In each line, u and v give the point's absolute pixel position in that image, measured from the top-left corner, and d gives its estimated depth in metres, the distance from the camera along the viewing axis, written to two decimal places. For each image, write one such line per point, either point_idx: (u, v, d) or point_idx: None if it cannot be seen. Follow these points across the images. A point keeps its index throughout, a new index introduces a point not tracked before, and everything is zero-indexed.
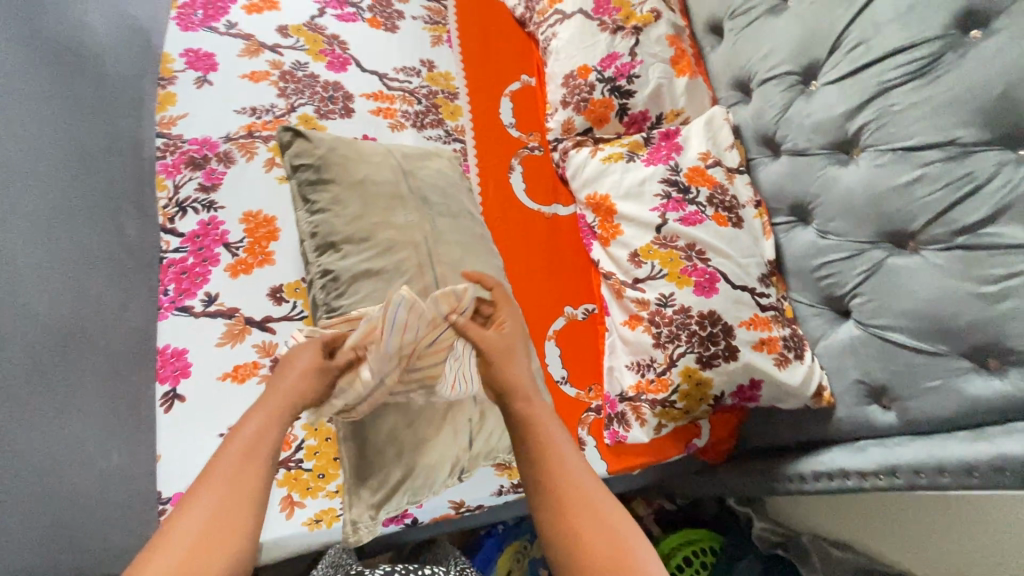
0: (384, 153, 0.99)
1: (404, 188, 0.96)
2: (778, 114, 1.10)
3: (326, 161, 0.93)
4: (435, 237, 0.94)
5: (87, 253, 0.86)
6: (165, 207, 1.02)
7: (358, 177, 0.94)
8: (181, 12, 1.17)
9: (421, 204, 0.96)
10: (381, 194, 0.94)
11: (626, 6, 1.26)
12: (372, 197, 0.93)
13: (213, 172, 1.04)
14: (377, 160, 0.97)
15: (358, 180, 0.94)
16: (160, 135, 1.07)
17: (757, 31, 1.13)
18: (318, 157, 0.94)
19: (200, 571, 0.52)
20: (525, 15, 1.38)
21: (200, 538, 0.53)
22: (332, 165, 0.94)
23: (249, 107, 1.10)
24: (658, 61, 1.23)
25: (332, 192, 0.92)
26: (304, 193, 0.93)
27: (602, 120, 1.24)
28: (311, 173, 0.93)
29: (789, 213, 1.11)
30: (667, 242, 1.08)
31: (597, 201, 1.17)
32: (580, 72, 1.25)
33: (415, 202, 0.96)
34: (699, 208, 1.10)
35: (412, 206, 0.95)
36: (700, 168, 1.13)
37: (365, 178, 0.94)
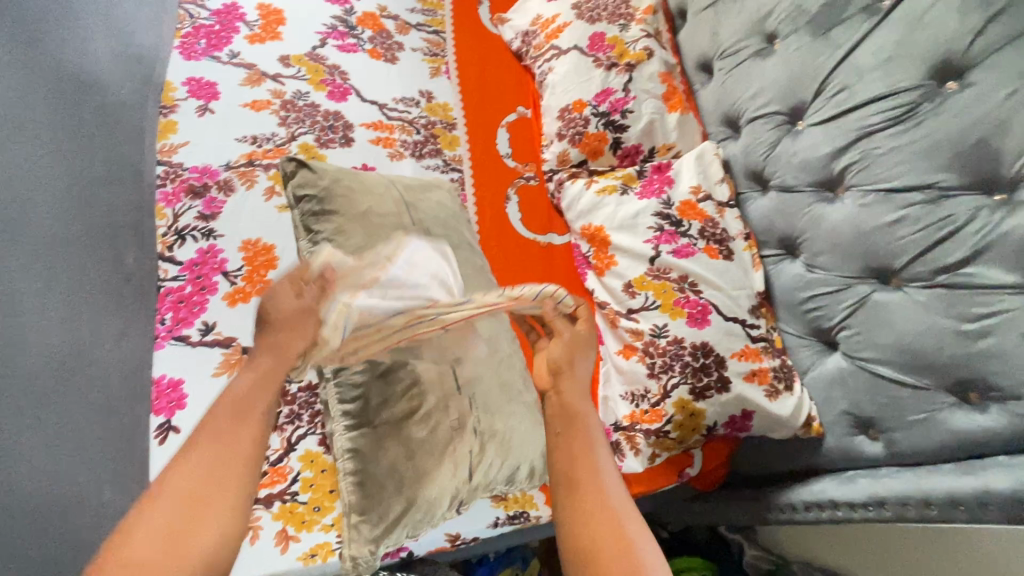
0: (388, 187, 0.97)
1: (407, 220, 0.95)
2: (766, 151, 1.14)
3: (330, 192, 0.91)
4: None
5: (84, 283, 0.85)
6: (163, 235, 1.00)
7: (362, 209, 0.91)
8: (184, 41, 1.18)
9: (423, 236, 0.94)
10: (385, 225, 0.91)
11: (619, 44, 1.31)
12: (376, 228, 0.90)
13: (213, 201, 1.03)
14: (379, 191, 0.95)
15: (361, 211, 0.91)
16: (159, 163, 1.06)
17: (746, 72, 1.18)
18: (323, 188, 0.91)
19: (200, 518, 0.61)
20: (521, 48, 1.42)
21: (198, 492, 0.62)
22: (336, 191, 0.92)
23: (249, 136, 1.11)
24: (650, 97, 1.27)
25: (333, 224, 0.89)
26: (306, 224, 0.89)
27: (596, 153, 1.27)
28: (315, 205, 0.90)
29: (777, 246, 1.15)
30: (661, 274, 1.10)
31: (592, 232, 1.19)
32: (575, 106, 1.28)
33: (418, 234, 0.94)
34: (691, 240, 1.13)
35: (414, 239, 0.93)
36: (691, 202, 1.17)
37: (368, 210, 0.92)
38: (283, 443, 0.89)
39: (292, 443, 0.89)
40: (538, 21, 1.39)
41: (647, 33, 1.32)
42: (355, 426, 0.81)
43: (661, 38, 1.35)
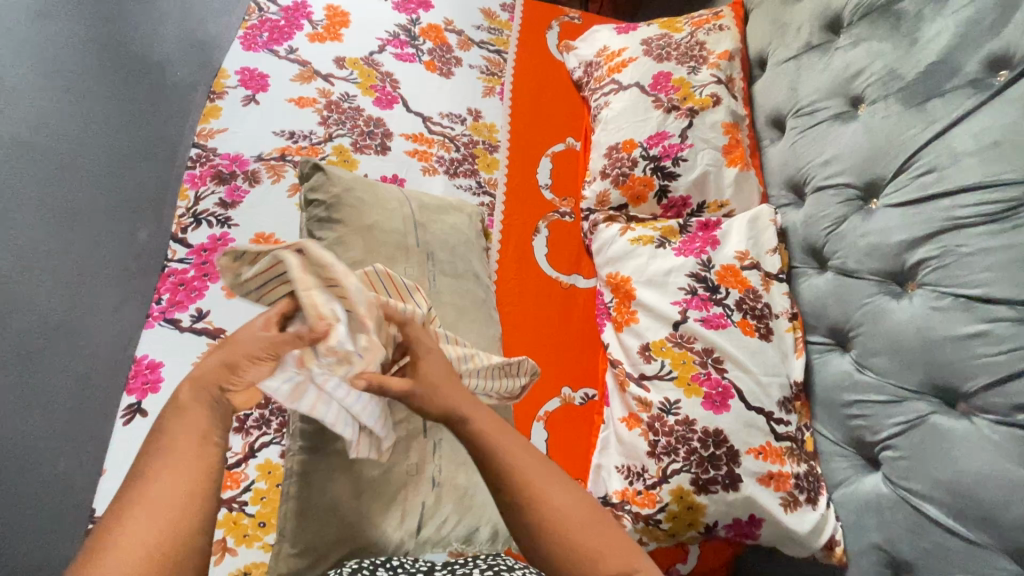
0: (400, 204, 0.94)
1: (412, 241, 0.91)
2: (830, 227, 1.01)
3: (339, 201, 0.89)
4: (432, 296, 0.88)
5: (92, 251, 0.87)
6: (180, 215, 0.97)
7: (367, 222, 0.89)
8: (247, 32, 1.18)
9: (425, 260, 0.91)
10: (388, 242, 0.88)
11: (685, 87, 1.22)
12: (377, 244, 0.87)
13: (237, 190, 1.01)
14: (391, 207, 0.92)
15: (367, 225, 0.89)
16: (195, 145, 1.03)
17: (821, 135, 1.05)
18: (334, 195, 0.90)
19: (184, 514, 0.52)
20: (582, 78, 1.37)
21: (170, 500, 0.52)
22: (346, 193, 0.90)
23: (287, 131, 1.10)
24: (709, 148, 1.17)
25: (337, 233, 0.87)
26: (310, 229, 0.89)
27: (639, 198, 1.18)
28: (322, 211, 0.89)
29: (826, 334, 1.02)
30: (683, 342, 0.99)
31: (617, 281, 1.10)
32: (625, 145, 1.21)
33: (419, 257, 0.90)
34: (725, 310, 1.01)
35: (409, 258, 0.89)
36: (734, 268, 1.06)
37: (373, 224, 0.89)
38: (244, 447, 0.86)
39: (253, 449, 0.86)
40: (604, 53, 1.34)
41: (718, 80, 1.22)
42: (308, 448, 0.75)
43: (733, 86, 1.24)
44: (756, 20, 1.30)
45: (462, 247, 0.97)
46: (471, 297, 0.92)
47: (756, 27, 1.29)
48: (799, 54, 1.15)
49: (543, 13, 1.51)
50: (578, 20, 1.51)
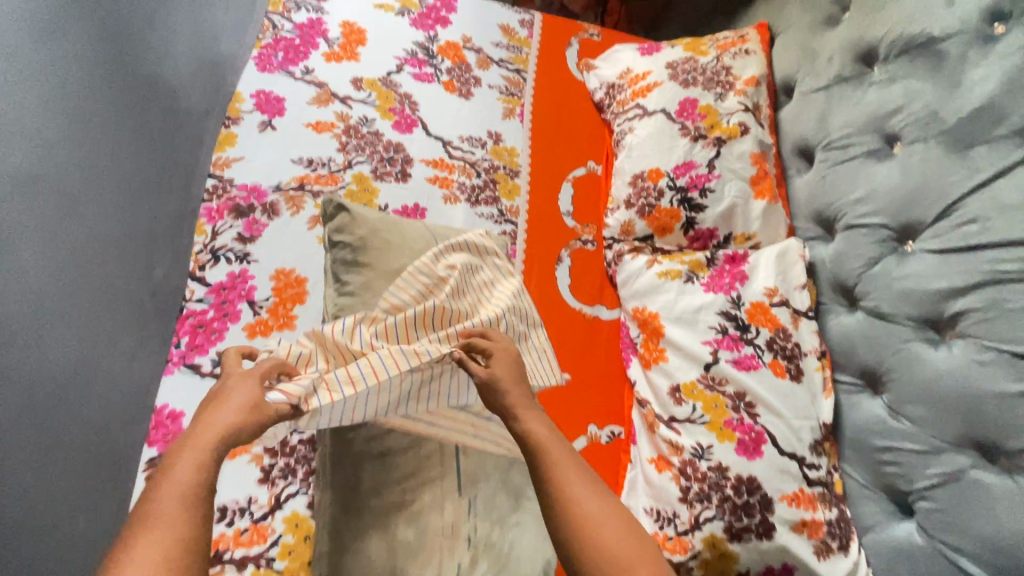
0: (426, 245, 0.91)
1: None
2: (863, 267, 1.00)
3: (366, 243, 0.87)
4: None
5: (110, 290, 0.85)
6: (198, 252, 0.97)
7: (395, 266, 0.86)
8: (262, 52, 1.14)
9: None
10: None
11: (712, 114, 1.20)
12: None
13: (254, 224, 0.99)
14: (418, 249, 0.89)
15: (393, 270, 0.86)
16: (210, 175, 1.02)
17: (854, 171, 1.04)
18: (360, 237, 0.88)
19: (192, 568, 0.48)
20: (603, 100, 1.35)
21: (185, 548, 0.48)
22: (372, 234, 0.88)
23: (306, 158, 1.07)
24: (736, 179, 1.15)
25: (364, 279, 0.85)
26: (336, 272, 0.86)
27: (665, 229, 1.16)
28: (349, 253, 0.87)
29: (855, 375, 1.01)
30: (715, 385, 0.97)
31: (645, 317, 1.08)
32: (650, 174, 1.18)
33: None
34: (756, 351, 1.00)
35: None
36: (764, 305, 1.05)
37: (401, 269, 0.86)
38: (270, 500, 0.83)
39: (280, 500, 0.83)
40: (627, 75, 1.31)
41: (745, 108, 1.20)
42: (341, 507, 0.74)
43: (760, 113, 1.22)
44: (783, 44, 1.27)
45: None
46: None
47: (783, 52, 1.26)
48: (830, 85, 1.13)
49: (563, 30, 1.47)
50: (597, 38, 1.48)
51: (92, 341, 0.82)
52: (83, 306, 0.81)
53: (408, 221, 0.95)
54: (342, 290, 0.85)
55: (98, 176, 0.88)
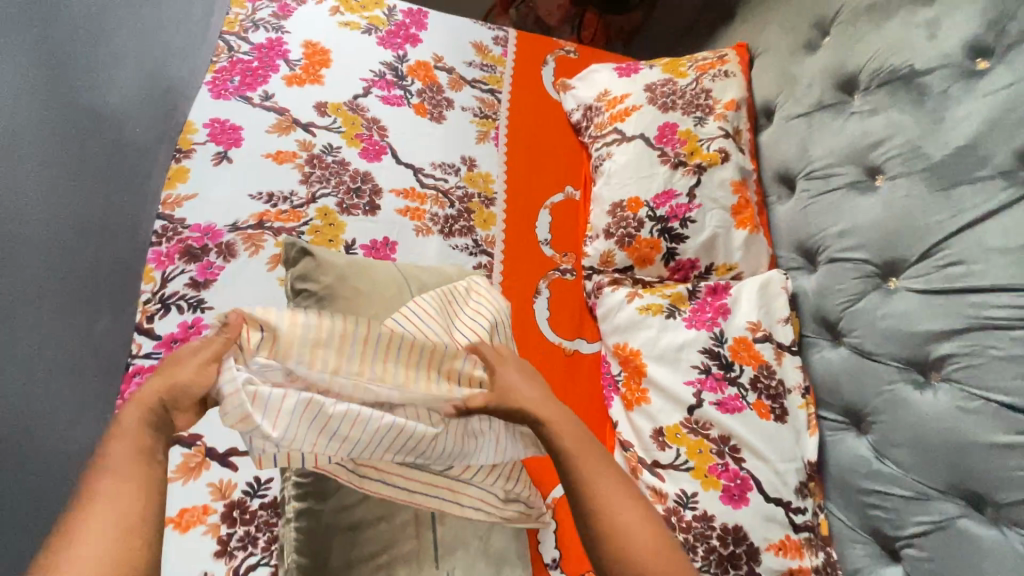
0: (396, 292, 0.85)
1: None
2: (846, 302, 0.98)
3: (332, 292, 0.81)
4: None
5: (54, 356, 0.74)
6: (145, 301, 0.88)
7: (366, 316, 0.81)
8: (217, 77, 1.08)
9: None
10: None
11: (692, 140, 1.16)
12: None
13: (208, 267, 0.92)
14: (390, 295, 0.84)
15: (363, 321, 0.80)
16: (160, 216, 0.95)
17: (836, 203, 1.02)
18: (326, 285, 0.82)
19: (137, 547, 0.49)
20: (581, 122, 1.31)
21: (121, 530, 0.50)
22: (339, 280, 0.82)
23: (266, 193, 1.00)
24: (717, 208, 1.12)
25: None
26: None
27: (645, 261, 1.12)
28: (312, 303, 0.81)
29: (839, 412, 0.99)
30: (699, 428, 0.94)
31: (626, 354, 1.04)
32: (630, 203, 1.14)
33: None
34: (740, 391, 0.97)
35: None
36: (747, 341, 1.02)
37: (372, 319, 0.81)
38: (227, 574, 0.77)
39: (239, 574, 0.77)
40: (605, 97, 1.27)
41: (726, 133, 1.16)
42: None
43: (740, 138, 1.19)
44: (762, 67, 1.24)
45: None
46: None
47: (762, 75, 1.24)
48: (810, 112, 1.10)
49: (537, 47, 1.42)
50: (574, 55, 1.43)
51: (17, 423, 0.66)
52: (20, 381, 0.67)
53: (377, 262, 0.89)
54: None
55: (32, 218, 0.72)
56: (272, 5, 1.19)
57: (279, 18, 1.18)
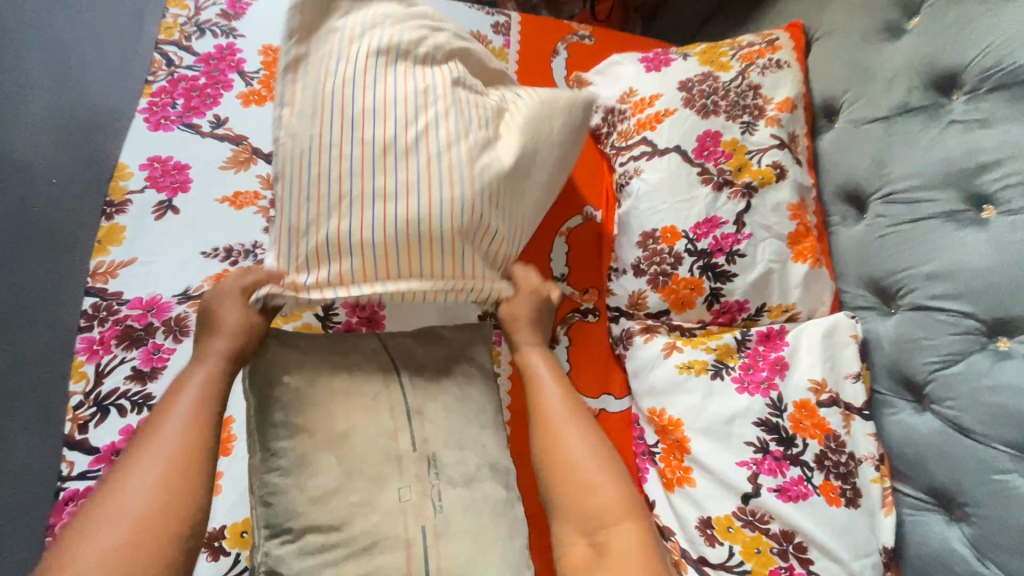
0: (382, 383, 0.70)
1: (410, 442, 0.67)
2: (939, 362, 0.80)
3: (299, 397, 0.66)
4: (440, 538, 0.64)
5: None
6: (76, 406, 0.69)
7: (341, 426, 0.66)
8: (153, 102, 0.86)
9: (424, 469, 0.67)
10: (375, 453, 0.66)
11: (738, 152, 0.96)
12: (356, 461, 0.65)
13: (156, 352, 0.73)
14: (371, 394, 0.69)
15: (339, 433, 0.65)
16: (89, 292, 0.75)
17: (924, 235, 0.82)
18: (293, 389, 0.66)
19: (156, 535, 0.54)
20: (602, 126, 1.10)
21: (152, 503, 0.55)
22: (311, 380, 0.67)
23: (222, 248, 0.81)
24: (771, 237, 0.93)
25: (298, 450, 0.64)
26: (260, 438, 0.65)
27: (684, 304, 0.94)
28: (277, 413, 0.65)
29: (923, 490, 0.83)
30: (756, 522, 0.79)
31: (665, 424, 0.88)
32: (665, 234, 0.95)
33: (416, 467, 0.66)
34: (804, 472, 0.81)
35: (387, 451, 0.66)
36: (809, 406, 0.85)
37: (349, 428, 0.66)
38: None
39: None
40: (629, 98, 1.06)
41: (780, 142, 0.96)
42: None
43: (797, 146, 0.98)
44: (822, 54, 1.02)
45: (467, 426, 0.72)
46: (489, 502, 0.69)
47: (823, 64, 1.01)
48: (890, 115, 0.89)
49: (545, 35, 1.21)
50: (589, 41, 1.22)
51: None
52: None
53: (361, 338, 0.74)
54: (272, 468, 0.64)
55: None
56: (219, 0, 0.96)
57: (230, 18, 0.95)
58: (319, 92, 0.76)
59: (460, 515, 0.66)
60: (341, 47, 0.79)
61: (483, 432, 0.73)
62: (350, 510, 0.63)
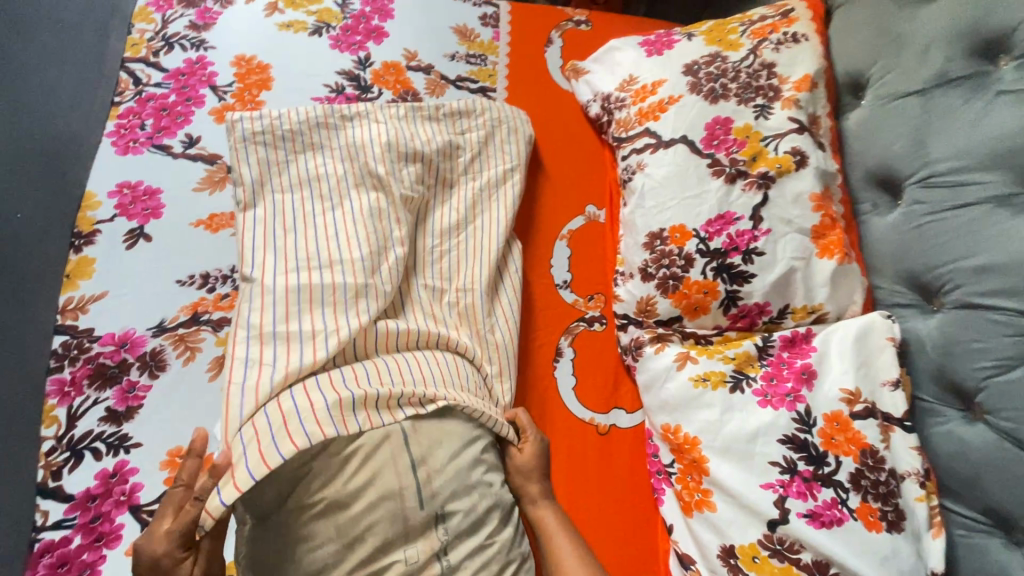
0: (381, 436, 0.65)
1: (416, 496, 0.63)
2: (994, 369, 0.70)
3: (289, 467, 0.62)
4: None
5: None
6: (48, 452, 0.66)
7: (341, 496, 0.61)
8: (120, 124, 0.86)
9: (431, 526, 0.64)
10: (380, 514, 0.62)
11: (752, 140, 0.87)
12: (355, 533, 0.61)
13: (130, 389, 0.70)
14: (371, 451, 0.64)
15: (341, 502, 0.61)
16: (61, 329, 0.72)
17: (972, 223, 0.72)
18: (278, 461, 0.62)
19: None
20: (600, 117, 1.02)
21: None
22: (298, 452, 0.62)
23: (199, 275, 0.78)
24: (792, 232, 0.84)
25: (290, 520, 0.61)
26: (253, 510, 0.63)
27: (698, 310, 0.86)
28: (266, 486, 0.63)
29: (977, 509, 0.73)
30: (785, 551, 0.71)
31: (680, 442, 0.81)
32: (674, 234, 0.87)
33: (423, 526, 0.63)
34: (838, 494, 0.73)
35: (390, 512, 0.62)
36: (842, 418, 0.76)
37: (350, 497, 0.62)
38: None
39: None
40: (630, 86, 0.98)
41: (799, 125, 0.86)
42: None
43: (819, 128, 0.88)
44: (845, 24, 0.92)
45: (473, 469, 0.68)
46: (499, 550, 0.66)
47: (845, 35, 0.91)
48: (925, 88, 0.79)
49: (538, 23, 1.13)
50: (586, 27, 1.14)
51: None
52: None
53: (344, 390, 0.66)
54: (265, 542, 0.62)
55: None
56: (188, 13, 0.97)
57: (199, 29, 0.95)
58: (301, 171, 0.84)
59: (467, 564, 0.64)
60: (293, 175, 0.84)
61: (487, 474, 0.69)
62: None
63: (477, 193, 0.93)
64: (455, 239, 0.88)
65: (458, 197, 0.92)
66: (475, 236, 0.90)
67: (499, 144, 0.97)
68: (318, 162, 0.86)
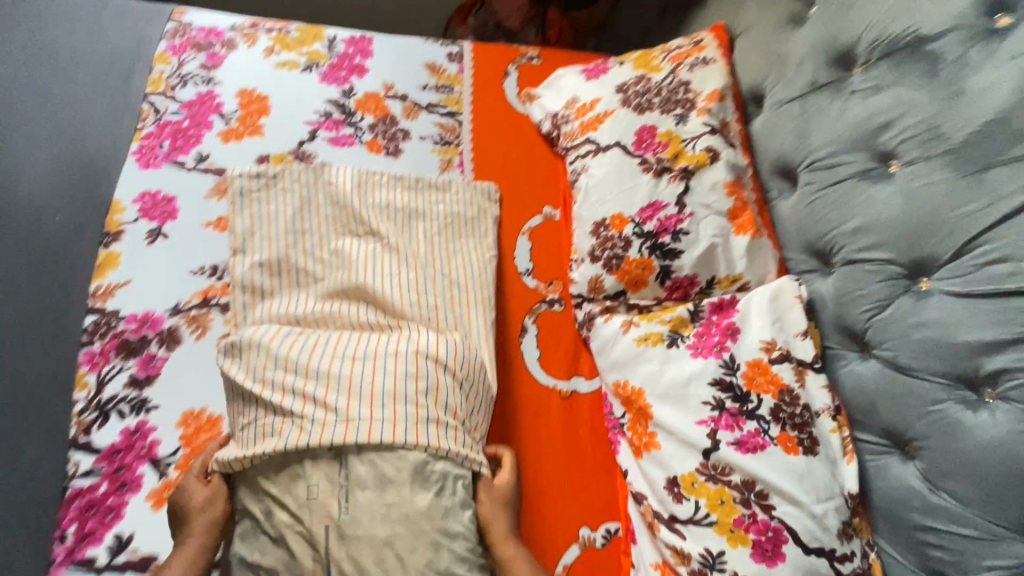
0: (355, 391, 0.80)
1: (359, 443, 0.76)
2: (875, 310, 0.85)
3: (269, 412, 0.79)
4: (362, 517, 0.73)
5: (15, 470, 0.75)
6: (79, 412, 0.83)
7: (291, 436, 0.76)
8: (144, 145, 1.03)
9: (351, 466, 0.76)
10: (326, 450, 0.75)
11: (674, 141, 1.05)
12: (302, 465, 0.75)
13: (150, 360, 0.87)
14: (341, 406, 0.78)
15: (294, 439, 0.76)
16: (91, 310, 0.90)
17: (845, 195, 0.89)
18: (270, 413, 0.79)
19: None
20: (551, 132, 1.20)
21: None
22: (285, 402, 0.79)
23: (208, 266, 0.96)
24: (711, 214, 1.00)
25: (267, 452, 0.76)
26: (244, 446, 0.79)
27: (638, 283, 1.01)
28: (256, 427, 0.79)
29: (879, 434, 0.86)
30: (718, 475, 0.83)
31: (629, 394, 0.94)
32: (614, 221, 1.03)
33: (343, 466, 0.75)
34: (760, 425, 0.85)
35: (326, 470, 0.76)
36: (762, 363, 0.89)
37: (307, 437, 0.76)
38: None
39: None
40: (574, 105, 1.17)
41: (711, 129, 1.04)
42: None
43: (729, 131, 1.06)
44: (745, 48, 1.12)
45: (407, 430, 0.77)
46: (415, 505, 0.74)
47: (744, 57, 1.12)
48: (805, 94, 0.98)
49: (497, 58, 1.33)
50: (537, 61, 1.34)
51: None
52: None
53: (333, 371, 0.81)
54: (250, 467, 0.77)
55: None
56: (199, 55, 1.15)
57: (208, 68, 1.13)
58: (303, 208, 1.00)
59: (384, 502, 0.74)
60: (294, 213, 1.00)
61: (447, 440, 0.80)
62: (269, 540, 0.74)
63: (451, 219, 1.08)
64: (435, 257, 1.03)
65: (435, 223, 1.07)
66: (450, 254, 1.05)
67: (466, 198, 1.10)
68: (308, 218, 1.00)
